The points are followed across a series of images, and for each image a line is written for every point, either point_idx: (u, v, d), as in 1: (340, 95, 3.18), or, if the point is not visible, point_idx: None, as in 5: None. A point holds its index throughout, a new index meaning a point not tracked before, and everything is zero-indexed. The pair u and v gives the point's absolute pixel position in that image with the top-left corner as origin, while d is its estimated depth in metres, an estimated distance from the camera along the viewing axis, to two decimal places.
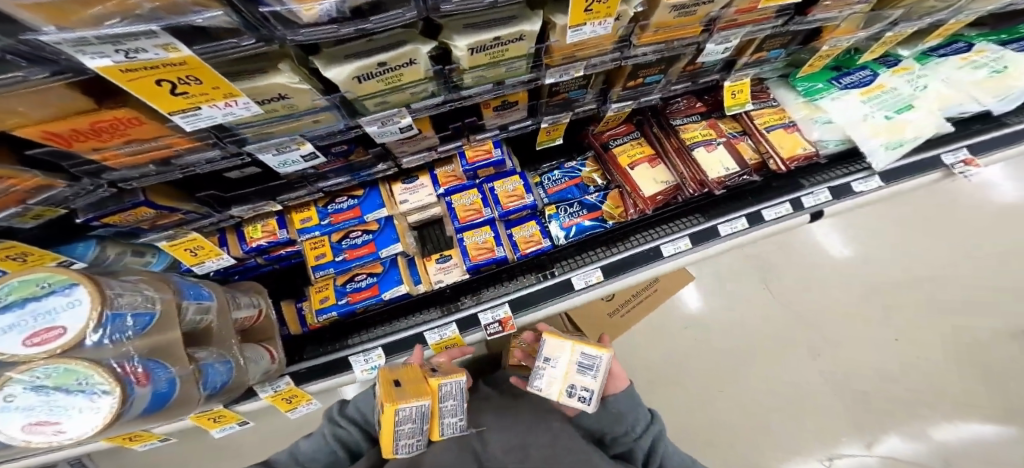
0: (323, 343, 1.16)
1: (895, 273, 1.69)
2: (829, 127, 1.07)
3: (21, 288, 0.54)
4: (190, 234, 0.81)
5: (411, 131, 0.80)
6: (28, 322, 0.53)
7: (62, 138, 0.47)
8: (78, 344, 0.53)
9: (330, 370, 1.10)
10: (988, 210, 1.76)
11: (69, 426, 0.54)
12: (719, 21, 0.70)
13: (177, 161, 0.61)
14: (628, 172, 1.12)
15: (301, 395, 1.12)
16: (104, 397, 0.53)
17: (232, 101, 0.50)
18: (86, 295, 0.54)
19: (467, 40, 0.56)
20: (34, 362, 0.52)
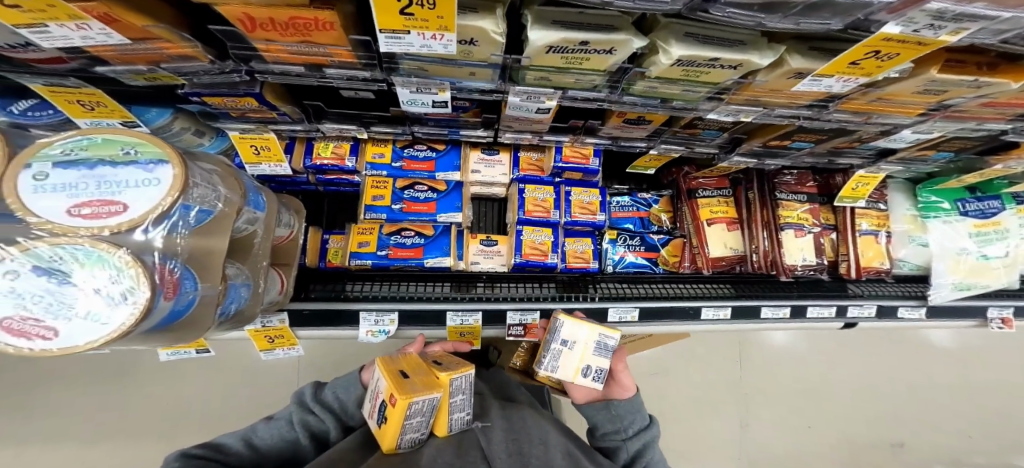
0: (333, 284, 0.98)
1: (840, 381, 1.96)
2: (920, 250, 1.14)
3: (102, 147, 0.43)
4: (269, 134, 0.76)
5: (543, 114, 0.77)
6: (88, 187, 0.40)
7: (252, 23, 0.41)
8: (127, 232, 0.39)
9: (333, 319, 0.92)
10: (930, 351, 2.03)
11: (60, 333, 0.37)
12: (948, 110, 0.65)
13: (327, 70, 0.54)
14: (703, 226, 1.13)
15: (287, 337, 0.94)
16: (125, 306, 0.38)
17: (442, 36, 0.44)
18: (170, 177, 0.42)
19: (686, 51, 0.52)
20: (73, 237, 0.38)
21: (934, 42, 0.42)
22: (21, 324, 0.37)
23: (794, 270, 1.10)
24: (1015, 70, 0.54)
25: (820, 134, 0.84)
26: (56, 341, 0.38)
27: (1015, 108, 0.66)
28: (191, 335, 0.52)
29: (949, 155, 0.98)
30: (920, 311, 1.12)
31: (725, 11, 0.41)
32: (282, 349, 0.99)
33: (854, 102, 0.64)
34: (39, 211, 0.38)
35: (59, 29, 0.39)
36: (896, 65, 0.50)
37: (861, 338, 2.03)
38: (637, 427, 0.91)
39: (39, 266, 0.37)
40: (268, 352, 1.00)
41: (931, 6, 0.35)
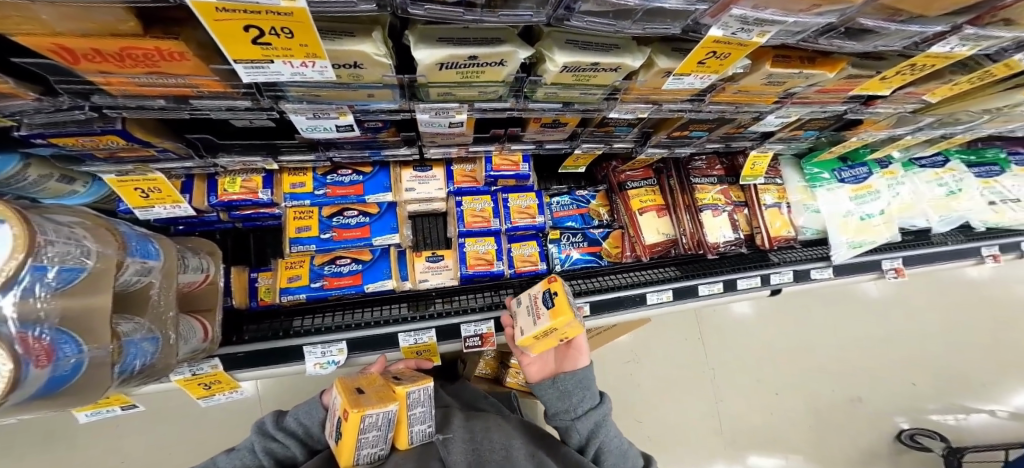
0: (274, 321, 0.94)
1: (783, 339, 2.15)
2: (814, 217, 1.27)
3: None
4: (155, 174, 0.71)
5: (457, 127, 0.78)
6: None
7: (72, 54, 0.37)
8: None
9: (279, 357, 0.88)
10: (852, 302, 2.29)
11: None
12: (794, 97, 0.74)
13: (193, 101, 0.51)
14: (636, 216, 1.20)
15: (226, 382, 0.87)
16: None
17: (312, 62, 0.43)
18: (10, 238, 0.37)
19: (569, 57, 0.55)
20: None
21: (749, 44, 0.50)
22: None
23: (717, 247, 1.20)
24: (828, 62, 0.63)
25: (710, 123, 0.92)
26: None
27: (840, 95, 0.76)
28: (83, 397, 0.46)
29: (815, 133, 1.10)
30: (828, 271, 1.25)
31: (584, 20, 0.46)
32: (223, 394, 0.92)
33: (724, 94, 0.71)
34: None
35: None
36: (732, 64, 0.57)
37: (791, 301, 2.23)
38: (587, 406, 0.93)
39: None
40: (207, 400, 0.92)
41: (735, 12, 0.41)
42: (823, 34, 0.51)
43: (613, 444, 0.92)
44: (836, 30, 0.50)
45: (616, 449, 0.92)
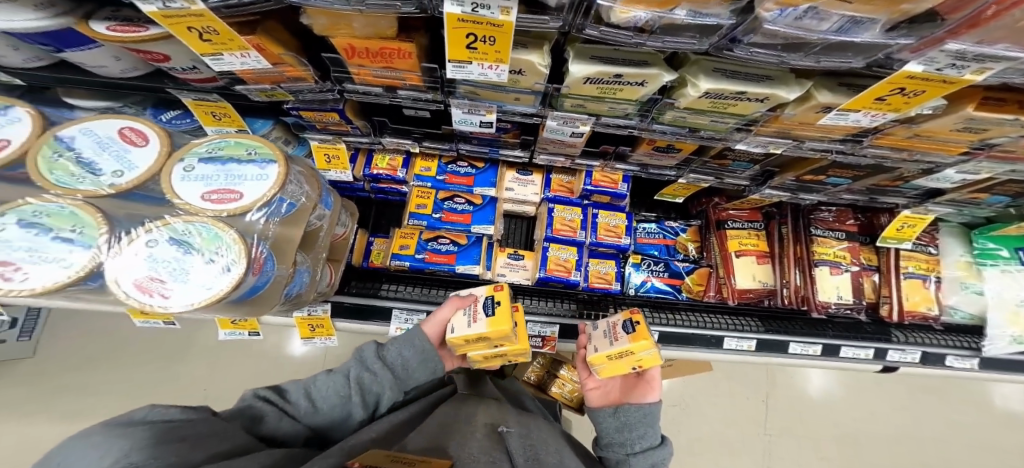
0: (365, 282, 1.06)
1: (892, 434, 1.77)
2: (973, 298, 1.07)
3: (231, 147, 0.55)
4: (341, 144, 0.91)
5: (578, 137, 0.83)
6: (218, 178, 0.52)
7: (353, 51, 0.58)
8: (244, 214, 0.50)
9: (369, 314, 0.99)
10: (997, 414, 1.81)
11: (172, 297, 0.45)
12: (995, 149, 0.64)
13: (400, 92, 0.70)
14: (731, 257, 1.13)
15: (325, 328, 1.00)
16: (224, 275, 0.46)
17: (497, 66, 0.55)
18: (274, 173, 0.52)
19: (712, 83, 0.57)
20: (200, 215, 0.49)
21: (959, 81, 0.46)
22: (147, 285, 0.45)
23: (828, 307, 1.08)
24: None
25: (857, 170, 0.84)
26: (167, 302, 0.45)
27: None
28: (257, 310, 0.59)
29: (1005, 200, 0.92)
30: (972, 362, 1.05)
31: (749, 50, 0.48)
32: (320, 338, 1.04)
33: (890, 137, 0.66)
34: (183, 195, 0.49)
35: (229, 56, 0.55)
36: (922, 103, 0.53)
37: (900, 383, 1.85)
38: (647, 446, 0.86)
39: (173, 236, 0.47)
40: (307, 341, 1.06)
41: (950, 47, 0.40)
42: None
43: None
44: None
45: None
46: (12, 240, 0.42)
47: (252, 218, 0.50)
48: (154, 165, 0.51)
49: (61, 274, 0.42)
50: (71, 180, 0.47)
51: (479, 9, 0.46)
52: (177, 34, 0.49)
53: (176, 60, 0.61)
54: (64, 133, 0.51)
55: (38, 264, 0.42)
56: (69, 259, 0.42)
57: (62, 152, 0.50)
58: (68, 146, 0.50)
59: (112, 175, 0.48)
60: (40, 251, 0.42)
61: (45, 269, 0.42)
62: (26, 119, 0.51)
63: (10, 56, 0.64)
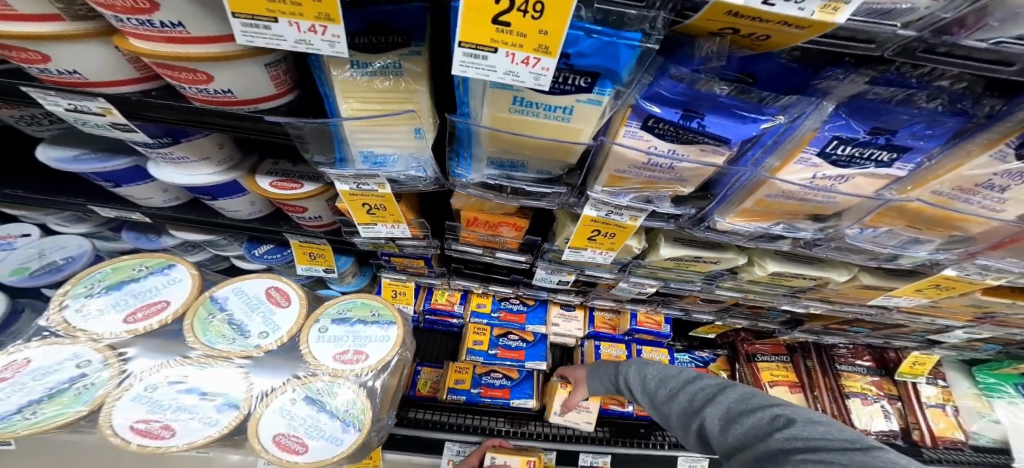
0: (421, 412, 1.09)
1: None
2: (994, 426, 1.21)
3: (358, 308, 0.67)
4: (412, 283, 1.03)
5: (640, 294, 0.94)
6: (347, 339, 0.63)
7: (475, 221, 0.70)
8: (366, 374, 0.60)
9: (415, 444, 1.05)
10: None
11: (306, 451, 0.54)
12: (996, 318, 0.81)
13: (496, 253, 0.80)
14: (768, 389, 1.19)
15: (375, 458, 1.03)
16: (350, 431, 0.56)
17: (606, 251, 0.70)
18: (395, 335, 0.64)
19: (778, 266, 0.70)
20: (335, 377, 0.59)
21: (979, 282, 0.63)
22: (287, 439, 0.54)
23: (868, 434, 1.15)
24: None
25: (874, 323, 1.01)
26: (301, 456, 0.54)
27: None
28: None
29: (996, 347, 1.15)
30: None
31: (823, 252, 0.62)
32: None
33: (912, 308, 0.81)
34: (318, 355, 0.60)
35: (380, 226, 0.71)
36: (948, 294, 0.70)
37: None
38: (636, 377, 0.86)
39: (309, 394, 0.57)
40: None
41: (980, 260, 0.57)
42: None
43: (733, 391, 0.67)
44: None
45: (764, 419, 0.59)
46: (166, 399, 0.52)
47: (373, 381, 0.60)
48: (292, 326, 0.62)
49: (205, 432, 0.51)
50: (223, 341, 0.57)
51: (612, 214, 0.60)
52: (351, 207, 0.65)
53: (311, 210, 0.73)
54: (219, 294, 0.61)
55: (187, 420, 0.51)
56: (216, 418, 0.52)
57: (215, 313, 0.59)
58: (221, 307, 0.60)
59: (257, 337, 0.59)
60: (191, 409, 0.52)
61: (193, 426, 0.51)
62: (188, 280, 0.61)
63: (155, 198, 0.75)
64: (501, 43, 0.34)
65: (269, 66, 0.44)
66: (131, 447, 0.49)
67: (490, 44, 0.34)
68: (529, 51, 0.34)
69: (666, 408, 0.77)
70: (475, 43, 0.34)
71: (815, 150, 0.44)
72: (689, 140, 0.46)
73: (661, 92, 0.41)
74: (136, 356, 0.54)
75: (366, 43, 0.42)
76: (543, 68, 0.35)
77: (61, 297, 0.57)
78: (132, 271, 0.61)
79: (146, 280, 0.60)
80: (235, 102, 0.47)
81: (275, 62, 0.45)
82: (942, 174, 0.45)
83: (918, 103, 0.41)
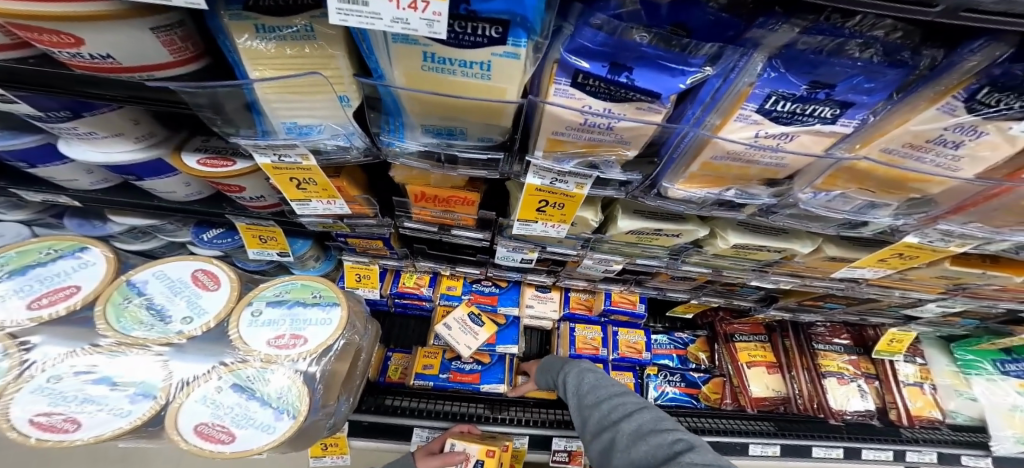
0: (390, 397, 1.07)
1: None
2: (971, 403, 1.20)
3: (298, 290, 0.64)
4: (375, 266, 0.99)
5: (608, 272, 0.91)
6: (284, 323, 0.60)
7: (422, 196, 0.66)
8: (302, 359, 0.57)
9: (384, 433, 1.00)
10: None
11: (234, 441, 0.51)
12: (967, 290, 0.79)
13: (452, 230, 0.77)
14: (744, 368, 1.17)
15: (340, 445, 1.01)
16: (284, 419, 0.53)
17: (559, 225, 0.67)
18: (338, 318, 0.61)
19: (740, 237, 0.66)
20: (269, 363, 0.56)
21: (944, 250, 0.60)
22: (211, 428, 0.51)
23: (843, 414, 1.15)
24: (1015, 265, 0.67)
25: (848, 299, 0.99)
26: (227, 445, 0.51)
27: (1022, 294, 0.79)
28: (299, 446, 0.64)
29: (974, 322, 1.13)
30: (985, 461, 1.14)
31: (781, 220, 0.59)
32: (331, 457, 1.04)
33: (881, 280, 0.78)
34: (251, 341, 0.57)
35: (317, 201, 0.67)
36: (915, 265, 0.67)
37: None
38: (572, 380, 0.92)
39: (236, 382, 0.54)
40: (318, 459, 1.05)
41: (942, 226, 0.54)
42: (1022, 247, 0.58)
43: (649, 412, 0.78)
44: None
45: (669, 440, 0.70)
46: (71, 390, 0.49)
47: (311, 367, 0.57)
48: (222, 309, 0.59)
49: (114, 424, 0.48)
50: (139, 328, 0.54)
51: (557, 182, 0.56)
52: (279, 183, 0.62)
53: (250, 190, 0.70)
54: (137, 277, 0.58)
55: (94, 412, 0.48)
56: (127, 408, 0.49)
57: (131, 298, 0.57)
58: (139, 291, 0.58)
59: (180, 323, 0.56)
60: (99, 400, 0.49)
61: (100, 419, 0.48)
62: (101, 263, 0.59)
63: (80, 179, 0.71)
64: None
65: (156, 31, 0.39)
66: (30, 441, 0.46)
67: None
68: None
69: (590, 412, 0.84)
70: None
71: (754, 106, 0.40)
72: (622, 98, 0.42)
73: (584, 44, 0.37)
74: (40, 344, 0.50)
75: (270, 6, 0.37)
76: (434, 12, 0.31)
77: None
78: (37, 255, 0.58)
79: (53, 264, 0.58)
80: (120, 68, 0.43)
81: (164, 26, 0.40)
82: (890, 130, 0.41)
83: (851, 53, 0.36)
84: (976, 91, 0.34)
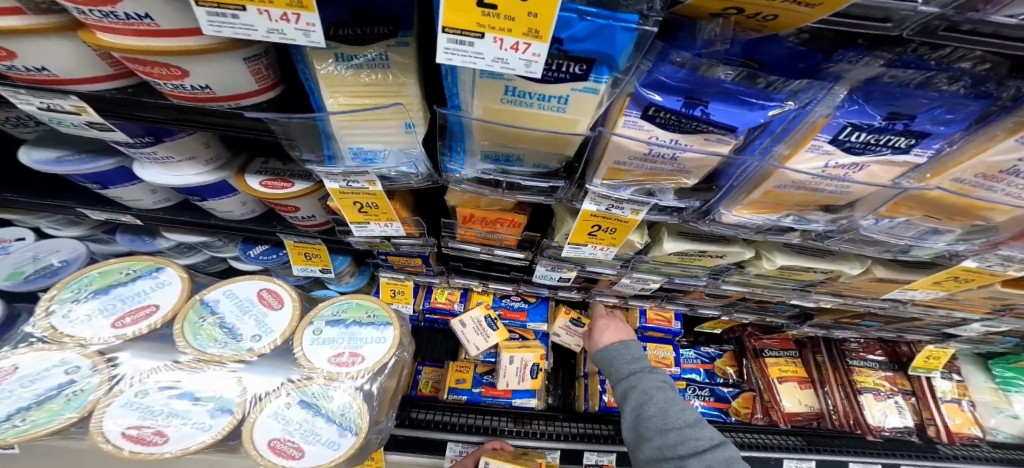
0: (423, 410, 1.08)
1: None
2: (1014, 423, 1.17)
3: (354, 309, 0.65)
4: (410, 282, 1.01)
5: (646, 289, 0.91)
6: (342, 341, 0.61)
7: (471, 218, 0.67)
8: (362, 378, 0.58)
9: (420, 446, 1.02)
10: None
11: (306, 457, 0.53)
12: (1015, 310, 0.79)
13: (495, 250, 0.78)
14: (776, 384, 1.16)
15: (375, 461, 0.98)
16: (347, 435, 0.55)
17: (606, 247, 0.68)
18: (392, 336, 0.62)
19: (788, 259, 0.67)
20: (331, 381, 0.57)
21: (1001, 274, 0.60)
22: (282, 443, 0.53)
23: (882, 430, 1.13)
24: None
25: (886, 317, 0.99)
26: (297, 461, 0.52)
27: None
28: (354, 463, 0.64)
29: (1013, 339, 1.12)
30: None
31: (836, 244, 0.59)
32: None
33: (927, 301, 0.78)
34: (313, 360, 0.58)
35: (374, 224, 0.69)
36: (967, 287, 0.67)
37: None
38: (642, 390, 0.80)
39: (303, 398, 0.55)
40: None
41: (1003, 251, 0.54)
42: None
43: (721, 451, 0.70)
44: None
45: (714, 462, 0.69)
46: (157, 404, 0.51)
47: (370, 385, 0.58)
48: (287, 329, 0.60)
49: (199, 437, 0.50)
50: (214, 345, 0.56)
51: (613, 208, 0.57)
52: (342, 206, 0.63)
53: (303, 210, 0.71)
54: (209, 297, 0.60)
55: (179, 426, 0.50)
56: (210, 422, 0.51)
57: (206, 317, 0.58)
58: (212, 311, 0.59)
59: (250, 340, 0.58)
60: (183, 414, 0.51)
61: (185, 432, 0.50)
62: (178, 282, 0.60)
63: (145, 199, 0.74)
64: (488, 28, 0.28)
65: (248, 61, 0.39)
66: (123, 453, 0.48)
67: (476, 29, 0.28)
68: (519, 36, 0.28)
69: (651, 433, 0.75)
70: (460, 28, 0.28)
71: (828, 137, 0.41)
72: (692, 130, 0.42)
73: (662, 79, 0.38)
74: (126, 361, 0.53)
75: (350, 34, 0.34)
76: (534, 54, 0.29)
77: (48, 301, 0.56)
78: (119, 274, 0.59)
79: (133, 284, 0.59)
80: (213, 98, 0.43)
81: (255, 56, 0.39)
82: (963, 160, 0.41)
83: (937, 85, 0.38)
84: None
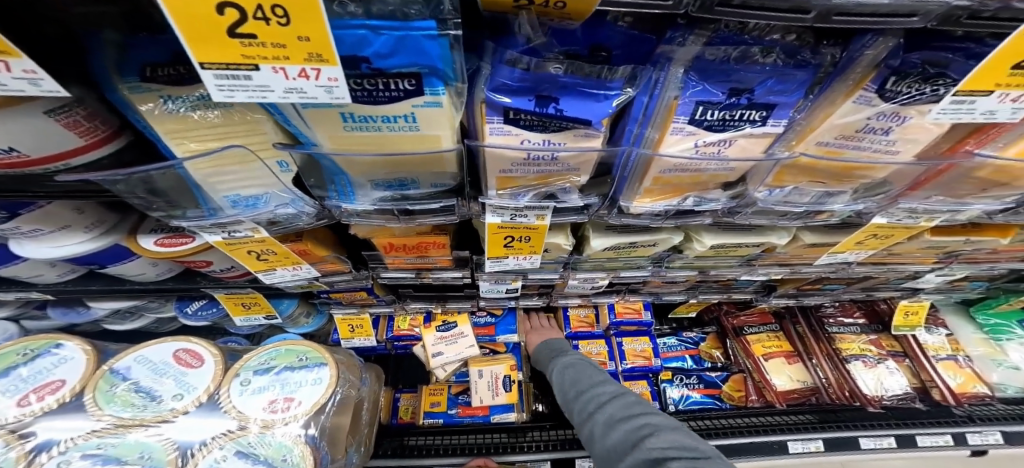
0: (406, 438, 1.06)
1: None
2: (1015, 372, 1.13)
3: (284, 355, 0.66)
4: (365, 314, 1.01)
5: (599, 286, 0.91)
6: (274, 388, 0.61)
7: (391, 247, 0.69)
8: (299, 422, 0.58)
9: None
10: None
11: None
12: (960, 258, 0.78)
13: (432, 272, 0.79)
14: (762, 362, 1.15)
15: None
16: None
17: (529, 255, 0.69)
18: (328, 375, 0.63)
19: (714, 238, 0.67)
20: (268, 427, 0.57)
21: (916, 226, 0.61)
22: None
23: (881, 400, 1.10)
24: (999, 229, 0.68)
25: (848, 279, 0.98)
26: None
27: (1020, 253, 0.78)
28: None
29: (984, 284, 1.11)
30: None
31: (746, 218, 0.60)
32: None
33: (870, 259, 0.78)
34: (245, 410, 0.58)
35: (279, 269, 0.71)
36: (896, 242, 0.67)
37: None
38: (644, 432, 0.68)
39: (239, 449, 0.55)
40: None
41: (904, 204, 0.54)
42: (998, 213, 0.59)
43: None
44: (1011, 210, 0.58)
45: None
46: None
47: (311, 428, 0.58)
48: (210, 383, 0.61)
49: None
50: (129, 410, 0.57)
51: (516, 216, 0.58)
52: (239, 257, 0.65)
53: (217, 263, 0.73)
54: (119, 365, 0.61)
55: None
56: None
57: (117, 384, 0.59)
58: (123, 377, 0.60)
59: (171, 400, 0.58)
60: None
61: None
62: (80, 356, 0.62)
63: (46, 273, 0.74)
64: (258, 59, 0.27)
65: (53, 114, 0.35)
66: None
67: (244, 61, 0.27)
68: (302, 62, 0.27)
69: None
70: (225, 62, 0.27)
71: (686, 118, 0.41)
72: (559, 128, 0.43)
73: (504, 82, 0.38)
74: (37, 434, 0.53)
75: (172, 73, 0.34)
76: (329, 78, 0.28)
77: None
78: (16, 357, 0.61)
79: (32, 363, 0.60)
80: (30, 162, 0.38)
81: (62, 107, 0.35)
82: (818, 125, 0.42)
83: (755, 59, 0.38)
84: (884, 81, 0.35)
